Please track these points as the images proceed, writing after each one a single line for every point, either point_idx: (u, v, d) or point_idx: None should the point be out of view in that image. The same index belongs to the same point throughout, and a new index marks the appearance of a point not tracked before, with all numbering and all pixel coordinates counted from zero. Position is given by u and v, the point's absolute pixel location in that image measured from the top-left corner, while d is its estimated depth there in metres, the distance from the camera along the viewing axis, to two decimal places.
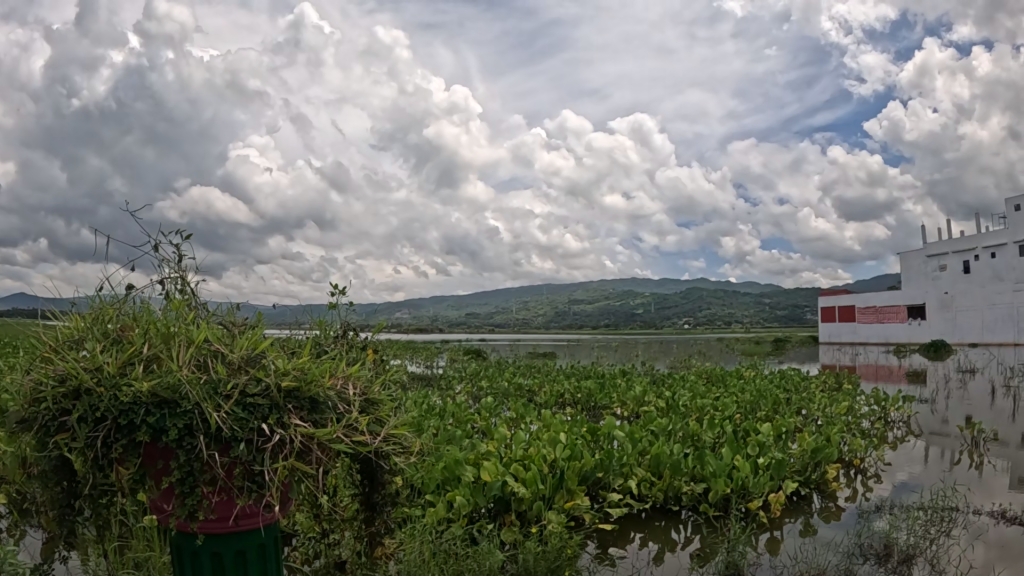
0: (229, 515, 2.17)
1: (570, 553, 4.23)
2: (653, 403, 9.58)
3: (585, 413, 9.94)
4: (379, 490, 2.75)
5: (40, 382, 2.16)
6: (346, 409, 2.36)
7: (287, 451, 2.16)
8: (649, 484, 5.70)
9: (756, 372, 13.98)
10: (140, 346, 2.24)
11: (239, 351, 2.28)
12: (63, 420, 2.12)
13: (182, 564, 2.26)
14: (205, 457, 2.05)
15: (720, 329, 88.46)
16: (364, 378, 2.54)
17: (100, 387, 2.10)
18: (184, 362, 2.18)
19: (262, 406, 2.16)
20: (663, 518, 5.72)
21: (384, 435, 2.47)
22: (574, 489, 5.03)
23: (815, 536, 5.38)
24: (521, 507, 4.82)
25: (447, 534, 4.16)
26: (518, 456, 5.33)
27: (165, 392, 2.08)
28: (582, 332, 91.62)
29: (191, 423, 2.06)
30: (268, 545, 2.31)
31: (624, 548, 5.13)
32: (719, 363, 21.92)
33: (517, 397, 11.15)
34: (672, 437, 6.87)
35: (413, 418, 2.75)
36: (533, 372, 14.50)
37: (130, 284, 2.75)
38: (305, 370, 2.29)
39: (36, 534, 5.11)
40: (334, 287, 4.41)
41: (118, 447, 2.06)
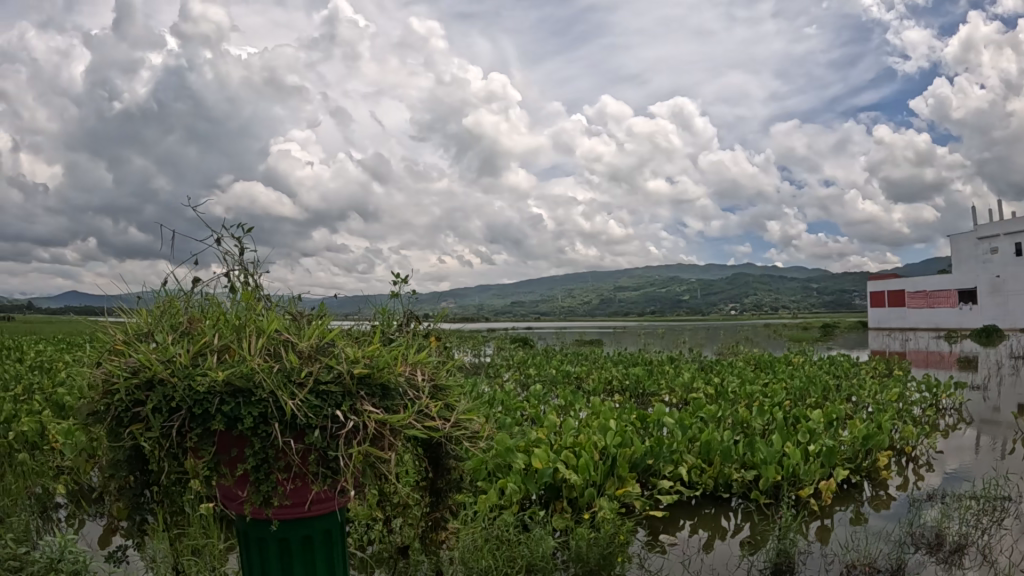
0: (304, 501, 2.20)
1: (622, 540, 4.22)
2: (701, 390, 9.49)
3: (634, 400, 9.88)
4: (443, 474, 2.75)
5: (113, 374, 2.22)
6: (415, 395, 2.39)
7: (360, 437, 2.18)
8: (699, 471, 5.62)
9: (803, 358, 13.73)
10: (211, 337, 2.28)
11: (309, 341, 2.32)
12: (136, 411, 2.18)
13: (249, 550, 2.30)
14: (280, 444, 2.09)
15: (762, 315, 87.20)
16: (431, 364, 2.58)
17: (174, 377, 2.14)
18: (255, 352, 2.22)
19: (335, 393, 2.19)
20: (713, 505, 5.71)
21: (454, 421, 2.50)
22: (625, 476, 5.03)
23: (866, 525, 5.29)
24: (572, 494, 4.82)
25: (499, 521, 4.19)
26: (568, 443, 5.31)
27: (238, 381, 2.11)
28: (622, 320, 91.19)
29: (265, 411, 2.10)
30: (334, 530, 2.34)
31: (674, 535, 5.12)
32: (768, 349, 21.51)
33: (565, 385, 11.16)
34: (722, 424, 6.77)
35: (479, 404, 2.76)
36: (580, 360, 14.46)
37: (194, 277, 2.79)
38: (376, 357, 2.32)
39: (98, 520, 5.33)
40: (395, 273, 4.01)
41: (193, 437, 2.10)
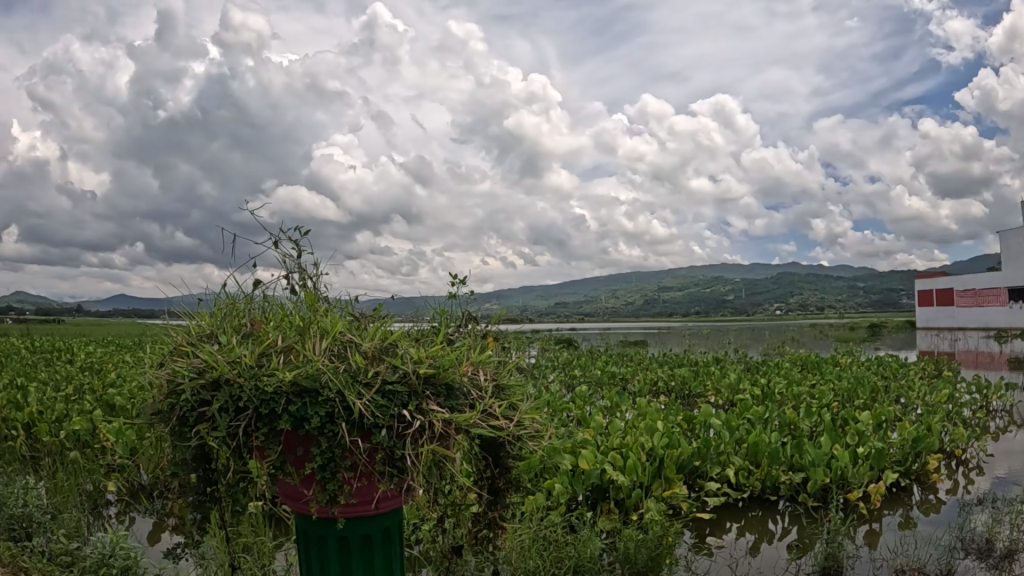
0: (370, 499, 2.24)
1: (670, 542, 4.22)
2: (748, 391, 9.37)
3: (679, 401, 9.79)
4: (503, 473, 2.76)
5: (179, 375, 2.28)
6: (479, 395, 2.41)
7: (427, 436, 2.21)
8: (746, 473, 5.55)
9: (851, 358, 13.47)
10: (275, 338, 2.33)
11: (372, 341, 2.36)
12: (202, 411, 2.22)
13: (308, 548, 2.34)
14: (347, 443, 2.12)
15: (804, 315, 85.63)
16: (493, 364, 2.60)
17: (240, 378, 2.19)
18: (321, 353, 2.26)
19: (401, 393, 2.22)
20: (760, 508, 5.63)
21: (518, 420, 2.51)
22: (673, 477, 5.00)
23: (915, 530, 5.18)
24: (619, 496, 4.81)
25: (547, 521, 4.21)
26: (615, 445, 5.28)
27: (305, 381, 2.15)
28: (660, 320, 90.43)
29: (332, 411, 2.14)
30: (393, 529, 2.37)
31: (722, 537, 5.10)
32: (812, 350, 21.12)
33: (611, 386, 11.12)
34: (770, 426, 6.67)
35: (540, 404, 2.77)
36: (625, 360, 14.38)
37: (253, 279, 2.83)
38: (440, 357, 2.35)
39: (147, 517, 5.48)
40: (452, 276, 3.95)
41: (260, 436, 2.14)
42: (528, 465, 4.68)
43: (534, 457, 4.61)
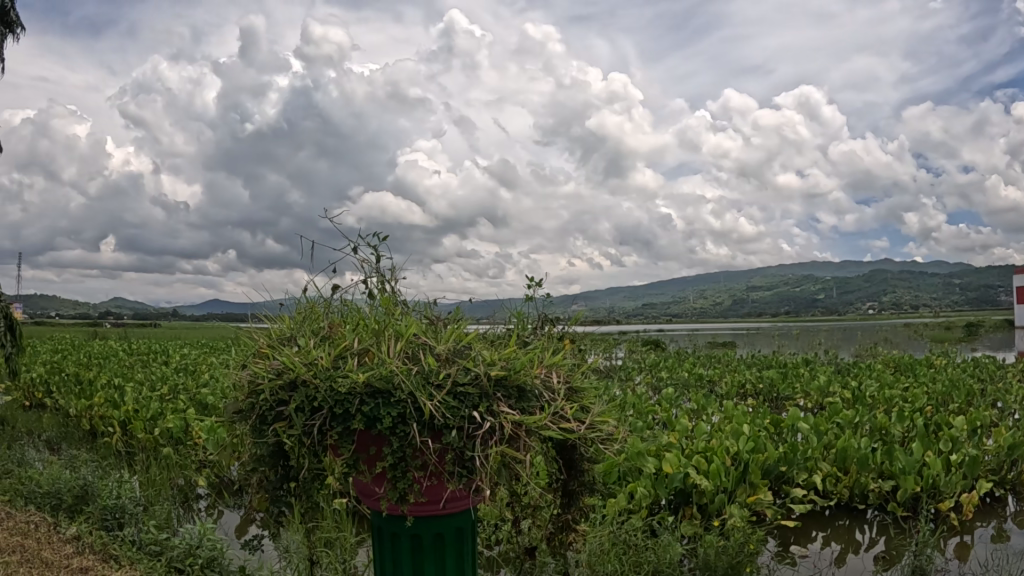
0: (439, 499, 2.26)
1: (752, 550, 4.12)
2: (838, 394, 9.04)
3: (766, 405, 9.51)
4: (577, 476, 2.73)
5: (259, 375, 2.36)
6: (552, 397, 2.40)
7: (497, 438, 2.21)
8: (834, 480, 5.34)
9: (948, 359, 12.81)
10: (351, 340, 2.38)
11: (445, 343, 2.38)
12: (280, 410, 2.29)
13: (382, 545, 2.38)
14: (418, 443, 2.14)
15: (891, 315, 82.03)
16: (566, 367, 2.58)
17: (316, 379, 2.24)
18: (394, 355, 2.29)
19: (472, 395, 2.23)
20: (847, 517, 5.42)
21: (590, 423, 2.47)
22: (758, 482, 4.85)
23: (1011, 544, 4.89)
24: (703, 500, 4.71)
25: (627, 525, 4.17)
26: (700, 448, 5.15)
27: (378, 383, 2.19)
28: (737, 320, 88.30)
29: (404, 412, 2.17)
30: (464, 529, 2.38)
31: (806, 547, 4.94)
32: (905, 350, 20.17)
33: (697, 388, 10.93)
34: (859, 431, 6.39)
35: (615, 407, 2.72)
36: (710, 362, 14.06)
37: (333, 283, 2.89)
38: (512, 360, 2.35)
39: (234, 511, 5.70)
40: (530, 278, 3.90)
41: (334, 435, 2.19)
42: (609, 467, 4.63)
43: (614, 460, 4.56)
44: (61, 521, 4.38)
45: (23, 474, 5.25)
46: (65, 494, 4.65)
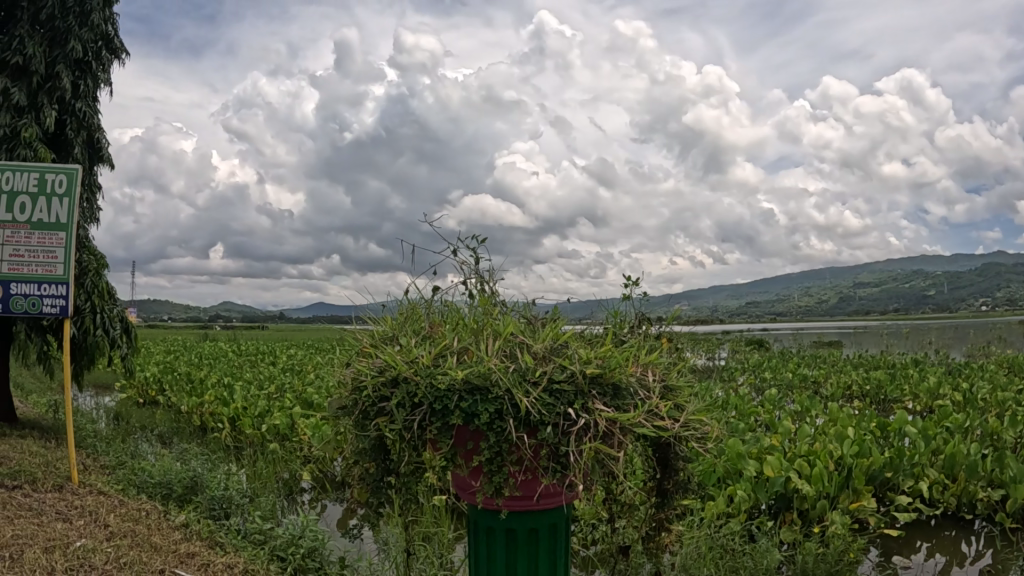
0: (533, 494, 2.30)
1: (853, 559, 3.99)
2: (949, 397, 8.56)
3: (873, 407, 9.11)
4: (671, 475, 2.70)
5: (363, 373, 2.45)
6: (646, 395, 2.38)
7: (591, 434, 2.22)
8: (942, 488, 5.09)
9: None
10: (451, 340, 2.44)
11: (543, 342, 2.41)
12: (382, 406, 2.37)
13: (477, 538, 2.43)
14: (514, 438, 2.17)
15: (1003, 314, 76.94)
16: (661, 366, 2.57)
17: (417, 376, 2.31)
18: (493, 353, 2.34)
19: (568, 392, 2.25)
20: (952, 527, 5.16)
21: (684, 422, 2.44)
22: (862, 489, 4.66)
23: None
24: (803, 506, 4.57)
25: (724, 529, 4.11)
26: (802, 452, 4.97)
27: (477, 380, 2.23)
28: (832, 320, 84.86)
29: (501, 408, 2.20)
30: (558, 525, 2.41)
31: (909, 558, 4.71)
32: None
33: (802, 390, 10.57)
34: (969, 437, 6.05)
35: (711, 406, 2.69)
36: (817, 363, 13.52)
37: (434, 286, 2.97)
38: (607, 358, 2.36)
39: (335, 505, 5.92)
40: (625, 275, 3.60)
41: (434, 429, 2.25)
42: (708, 468, 4.55)
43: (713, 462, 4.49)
44: (172, 509, 4.67)
45: (138, 465, 5.63)
46: (175, 485, 4.95)
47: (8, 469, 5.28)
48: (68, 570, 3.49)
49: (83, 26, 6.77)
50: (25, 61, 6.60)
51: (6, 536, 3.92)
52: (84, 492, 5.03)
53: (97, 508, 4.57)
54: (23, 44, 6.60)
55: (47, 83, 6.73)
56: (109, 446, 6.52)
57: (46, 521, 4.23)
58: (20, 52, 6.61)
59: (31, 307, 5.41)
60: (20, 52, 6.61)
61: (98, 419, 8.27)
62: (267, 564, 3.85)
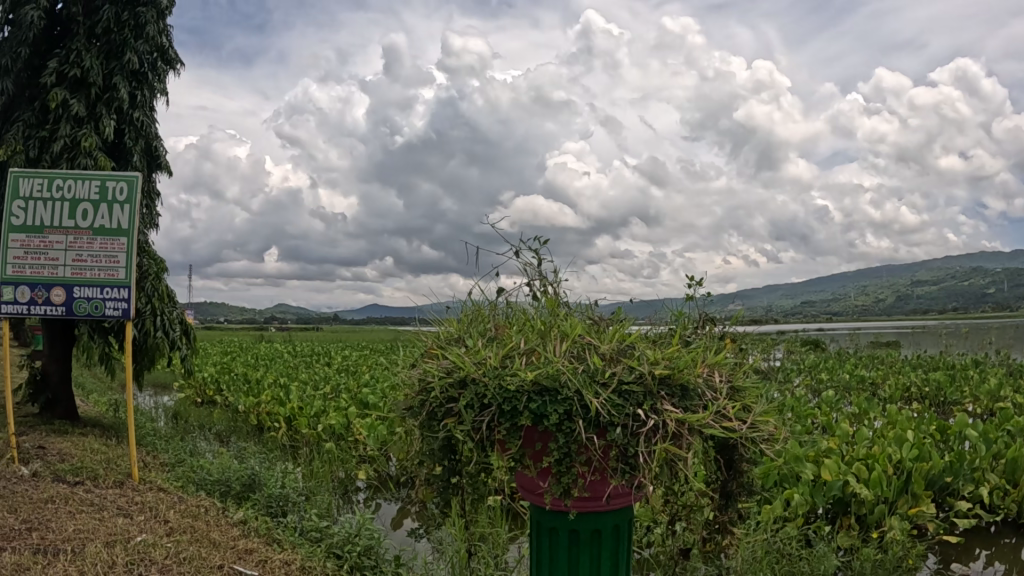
0: (602, 495, 2.29)
1: (912, 566, 3.90)
2: (1014, 399, 8.25)
3: (933, 410, 8.84)
4: (736, 477, 2.67)
5: (430, 374, 2.47)
6: (714, 396, 2.36)
7: (660, 435, 2.21)
8: (1002, 493, 4.90)
9: None
10: (518, 341, 2.45)
11: (610, 343, 2.40)
12: (450, 407, 2.38)
13: (540, 539, 2.43)
14: (583, 439, 2.17)
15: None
16: (728, 366, 2.54)
17: (485, 377, 2.32)
18: (560, 354, 2.34)
19: (637, 392, 2.24)
20: (1015, 534, 4.98)
21: (752, 423, 2.41)
22: (921, 494, 4.51)
23: None
24: (861, 511, 4.46)
25: (780, 534, 4.05)
26: (860, 455, 4.85)
27: (546, 381, 2.23)
28: (887, 320, 82.49)
29: (570, 409, 2.20)
30: (621, 526, 2.40)
31: (969, 565, 4.56)
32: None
33: (858, 391, 10.31)
34: None
35: (776, 407, 2.65)
36: (876, 364, 13.15)
37: (498, 287, 2.98)
38: (674, 359, 2.34)
39: (390, 504, 6.01)
40: (687, 275, 3.59)
41: (503, 430, 2.26)
42: (765, 470, 4.47)
43: (770, 463, 4.41)
44: (229, 506, 4.78)
45: (196, 463, 5.79)
46: (234, 483, 5.08)
47: (71, 466, 5.48)
48: (129, 563, 3.61)
49: (138, 38, 6.99)
50: (83, 73, 6.85)
51: (69, 530, 4.07)
52: (145, 488, 5.19)
53: (157, 504, 4.71)
54: (80, 57, 6.85)
55: (104, 94, 6.96)
56: (169, 444, 6.72)
57: (107, 516, 4.38)
58: (78, 65, 6.86)
59: (93, 310, 5.59)
60: (78, 65, 6.86)
61: (158, 418, 8.54)
62: (324, 561, 3.92)
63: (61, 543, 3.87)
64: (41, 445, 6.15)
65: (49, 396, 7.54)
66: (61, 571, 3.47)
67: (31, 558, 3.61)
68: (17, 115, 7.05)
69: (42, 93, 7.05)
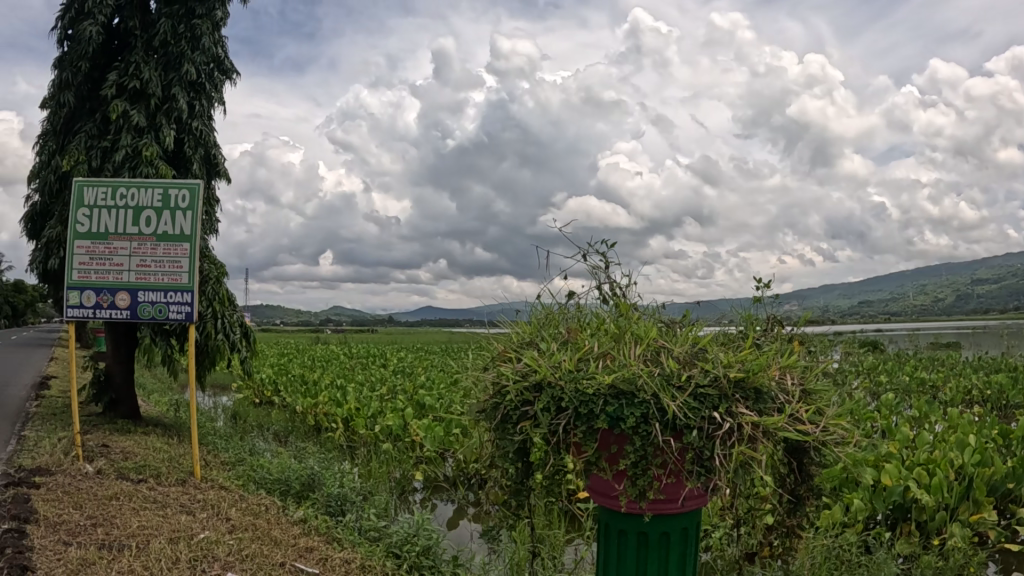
0: (677, 497, 2.30)
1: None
2: None
3: (997, 414, 8.52)
4: (806, 481, 2.65)
5: (505, 377, 2.49)
6: (787, 399, 2.35)
7: (736, 438, 2.21)
8: None
9: None
10: (591, 344, 2.46)
11: (683, 347, 2.40)
12: (525, 410, 2.41)
13: (607, 541, 2.43)
14: (660, 442, 2.18)
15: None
16: (800, 368, 2.51)
17: (561, 381, 2.34)
18: (635, 357, 2.34)
19: (712, 396, 2.24)
20: None
21: (826, 426, 2.39)
22: (983, 500, 4.37)
23: None
24: (921, 517, 4.31)
25: (838, 539, 3.96)
26: (921, 460, 4.70)
27: (622, 385, 2.24)
28: (948, 320, 79.73)
29: (647, 412, 2.21)
30: (689, 529, 2.39)
31: None
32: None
33: (918, 394, 9.99)
34: None
35: (847, 410, 2.62)
36: (936, 366, 12.74)
37: (567, 290, 3.00)
38: (748, 362, 2.33)
39: (447, 505, 6.08)
40: (755, 277, 3.58)
41: (579, 434, 2.27)
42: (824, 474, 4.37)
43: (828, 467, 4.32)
44: (289, 504, 4.89)
45: (256, 462, 5.94)
46: (293, 482, 5.20)
47: (135, 464, 5.68)
48: (193, 559, 3.72)
49: (195, 49, 7.22)
50: (143, 85, 7.10)
51: (133, 526, 4.22)
52: (207, 486, 5.34)
53: (219, 502, 4.85)
54: (140, 70, 7.10)
55: (163, 105, 7.20)
56: (228, 443, 6.92)
57: (170, 514, 4.52)
58: (137, 77, 7.11)
59: (157, 313, 5.77)
60: (138, 77, 7.11)
61: (218, 418, 8.78)
62: (383, 560, 3.98)
63: (126, 539, 4.01)
64: (105, 443, 6.38)
65: (112, 397, 7.82)
66: (126, 566, 3.60)
67: (96, 553, 3.75)
68: (80, 126, 7.34)
69: (103, 106, 7.33)
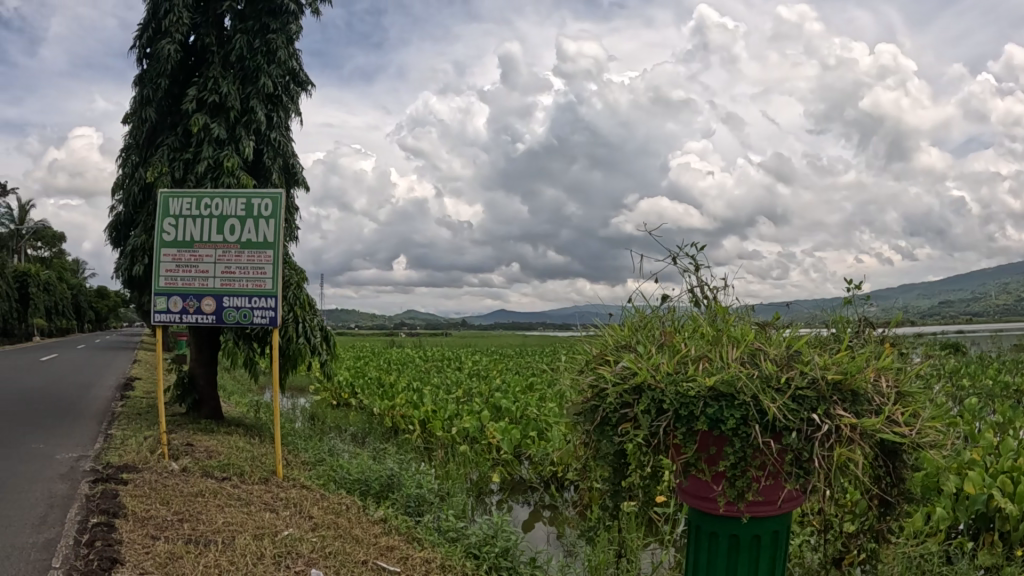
0: (776, 499, 2.29)
1: None
2: None
3: None
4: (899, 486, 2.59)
5: (603, 379, 2.48)
6: (883, 401, 2.30)
7: (834, 440, 2.19)
8: None
9: None
10: (688, 346, 2.43)
11: (780, 349, 2.36)
12: (625, 412, 2.41)
13: (696, 543, 2.41)
14: (760, 444, 2.17)
15: None
16: (895, 370, 2.45)
17: (661, 382, 2.32)
18: (732, 359, 2.32)
19: (810, 397, 2.21)
20: None
21: (924, 429, 2.34)
22: None
23: None
24: (1005, 528, 4.04)
25: (920, 548, 3.81)
26: (1006, 467, 4.45)
27: (723, 387, 2.21)
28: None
29: (746, 414, 2.19)
30: (779, 531, 2.35)
31: None
32: None
33: (1003, 399, 9.52)
34: None
35: (945, 414, 2.54)
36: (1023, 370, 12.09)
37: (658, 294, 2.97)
38: (844, 364, 2.30)
39: (523, 506, 6.13)
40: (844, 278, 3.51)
41: (679, 435, 2.27)
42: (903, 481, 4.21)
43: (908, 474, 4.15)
44: (369, 504, 5.00)
45: (335, 462, 6.11)
46: (372, 482, 5.33)
47: (219, 462, 5.93)
48: (277, 556, 3.87)
49: (271, 63, 7.50)
50: (222, 99, 7.39)
51: (219, 522, 4.40)
52: (289, 485, 5.53)
53: (302, 500, 5.02)
54: (218, 84, 7.40)
55: (242, 117, 7.50)
56: (307, 443, 7.15)
57: (255, 511, 4.71)
58: (216, 91, 7.41)
59: (241, 318, 6.00)
60: (216, 91, 7.41)
61: (297, 419, 9.07)
62: (462, 560, 4.04)
63: (212, 535, 4.19)
64: (191, 442, 6.67)
65: (196, 398, 8.17)
66: (214, 560, 3.77)
67: (183, 547, 3.93)
68: (163, 140, 7.70)
69: (185, 119, 7.66)
